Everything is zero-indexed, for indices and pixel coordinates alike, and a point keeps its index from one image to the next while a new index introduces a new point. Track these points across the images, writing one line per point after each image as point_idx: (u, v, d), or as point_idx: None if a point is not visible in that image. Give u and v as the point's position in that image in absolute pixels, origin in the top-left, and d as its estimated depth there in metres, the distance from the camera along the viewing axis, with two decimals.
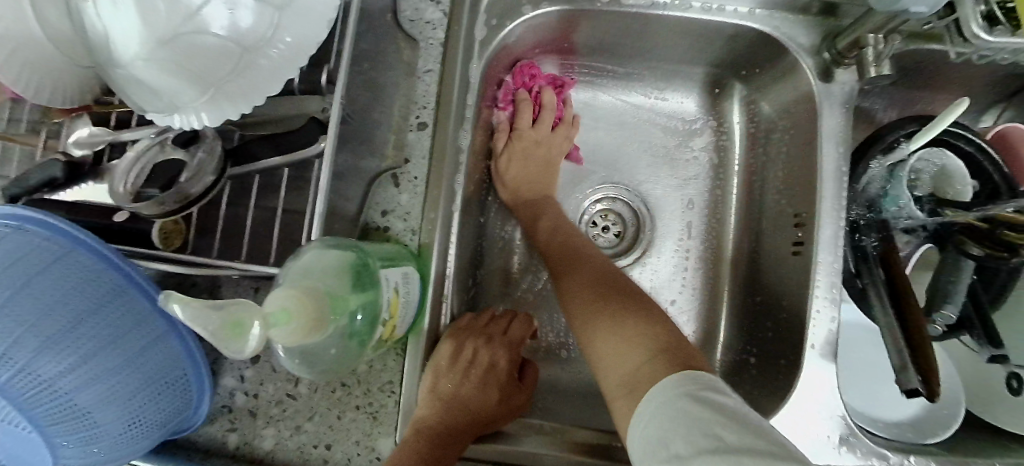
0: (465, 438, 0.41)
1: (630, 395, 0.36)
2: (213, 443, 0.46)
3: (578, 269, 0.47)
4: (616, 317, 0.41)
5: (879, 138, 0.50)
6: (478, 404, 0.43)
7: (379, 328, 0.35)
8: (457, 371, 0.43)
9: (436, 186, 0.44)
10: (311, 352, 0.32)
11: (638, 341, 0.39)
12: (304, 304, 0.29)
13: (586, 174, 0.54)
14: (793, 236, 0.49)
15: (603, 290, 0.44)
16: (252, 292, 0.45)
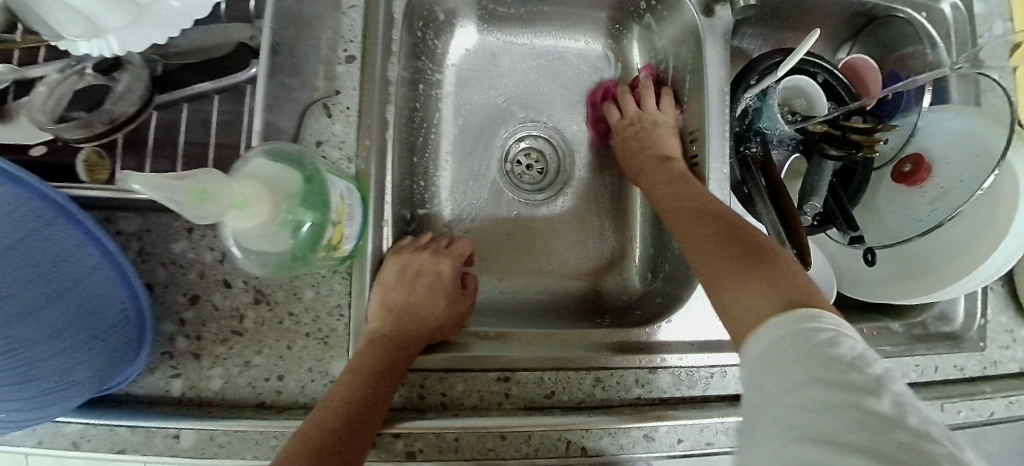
0: (415, 347, 0.46)
1: (765, 294, 0.38)
2: (154, 394, 0.45)
3: (698, 234, 0.45)
4: (753, 259, 0.41)
5: (748, 72, 0.59)
6: (427, 311, 0.47)
7: (330, 231, 0.37)
8: (405, 284, 0.47)
9: (368, 117, 0.47)
10: (264, 247, 0.34)
11: (761, 281, 0.39)
12: (254, 192, 0.31)
13: (648, 139, 0.56)
14: (691, 152, 0.56)
15: (750, 264, 0.41)
16: (185, 232, 0.46)
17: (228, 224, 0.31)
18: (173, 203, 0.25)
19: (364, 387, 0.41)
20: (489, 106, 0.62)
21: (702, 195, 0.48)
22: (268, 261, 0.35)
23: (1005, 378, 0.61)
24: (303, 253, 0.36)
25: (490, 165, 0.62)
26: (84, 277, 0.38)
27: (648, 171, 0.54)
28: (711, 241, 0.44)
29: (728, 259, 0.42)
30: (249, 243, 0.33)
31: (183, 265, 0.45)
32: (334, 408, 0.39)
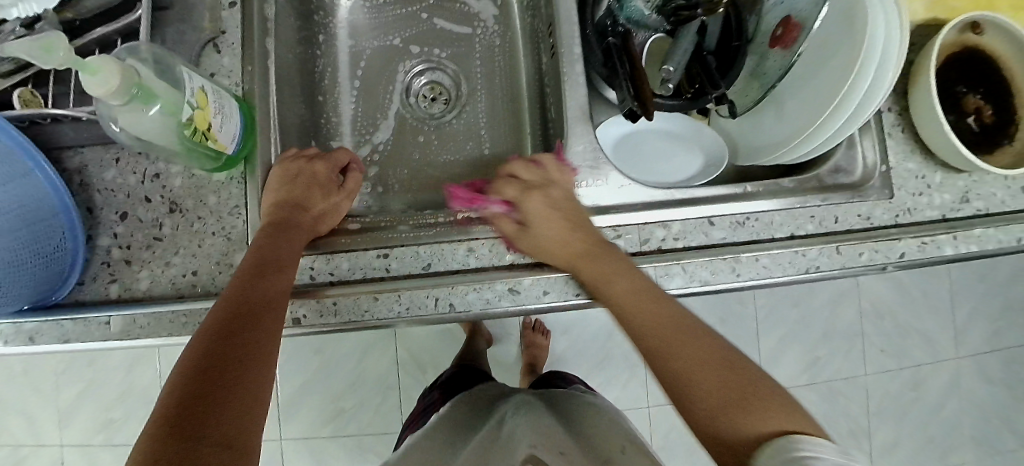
0: (305, 233, 0.51)
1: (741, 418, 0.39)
2: (97, 296, 0.54)
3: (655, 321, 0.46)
4: (685, 362, 0.43)
5: None
6: (307, 204, 0.52)
7: (192, 112, 0.45)
8: (286, 184, 0.53)
9: (251, 49, 0.55)
10: (132, 119, 0.44)
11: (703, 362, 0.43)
12: (107, 62, 0.40)
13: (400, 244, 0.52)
14: (551, 44, 0.61)
15: (689, 353, 0.43)
16: (114, 162, 0.55)
17: (90, 90, 0.40)
18: (30, 57, 0.36)
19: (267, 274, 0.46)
20: (385, 49, 0.69)
21: (584, 230, 0.51)
22: (145, 131, 0.45)
23: (921, 225, 0.60)
24: (168, 129, 0.45)
25: (392, 98, 0.69)
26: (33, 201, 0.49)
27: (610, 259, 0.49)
28: (701, 334, 0.44)
29: (657, 352, 0.44)
30: (122, 116, 0.44)
31: (113, 188, 0.55)
32: (235, 287, 0.44)
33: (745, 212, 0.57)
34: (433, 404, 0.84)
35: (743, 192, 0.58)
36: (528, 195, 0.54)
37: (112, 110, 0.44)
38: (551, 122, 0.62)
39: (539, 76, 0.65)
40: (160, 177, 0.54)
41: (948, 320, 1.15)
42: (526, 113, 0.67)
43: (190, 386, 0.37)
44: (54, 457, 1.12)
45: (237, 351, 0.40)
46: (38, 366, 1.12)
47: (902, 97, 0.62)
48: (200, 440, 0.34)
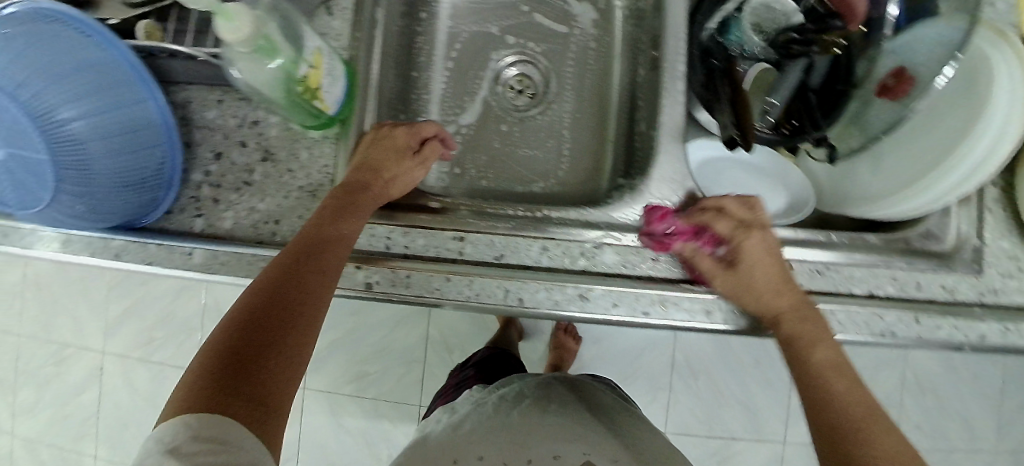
0: (376, 197, 0.52)
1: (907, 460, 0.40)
2: (183, 227, 0.56)
3: (831, 371, 0.45)
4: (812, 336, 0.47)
5: None
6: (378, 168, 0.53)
7: (305, 71, 0.46)
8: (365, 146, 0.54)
9: (361, 15, 0.56)
10: (249, 66, 0.45)
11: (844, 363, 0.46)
12: (238, 8, 0.41)
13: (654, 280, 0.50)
14: (654, 58, 0.60)
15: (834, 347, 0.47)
16: (216, 103, 0.57)
17: (220, 32, 0.41)
18: None
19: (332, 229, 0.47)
20: (483, 35, 0.69)
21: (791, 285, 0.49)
22: (259, 81, 0.46)
23: (1007, 308, 0.57)
24: (280, 83, 0.46)
25: (481, 84, 0.69)
26: (137, 121, 0.51)
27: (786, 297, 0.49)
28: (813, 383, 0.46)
29: (854, 428, 0.42)
30: (239, 62, 0.44)
31: (212, 128, 0.57)
32: (300, 239, 0.46)
33: (822, 261, 0.56)
34: (472, 379, 0.88)
35: (825, 241, 0.57)
36: (745, 234, 0.50)
37: (234, 58, 0.45)
38: (638, 136, 0.62)
39: (632, 87, 0.65)
40: (258, 125, 0.56)
41: (994, 405, 1.09)
42: (613, 122, 0.66)
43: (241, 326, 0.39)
44: (93, 365, 1.19)
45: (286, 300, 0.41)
46: (91, 279, 1.18)
47: (1011, 172, 0.59)
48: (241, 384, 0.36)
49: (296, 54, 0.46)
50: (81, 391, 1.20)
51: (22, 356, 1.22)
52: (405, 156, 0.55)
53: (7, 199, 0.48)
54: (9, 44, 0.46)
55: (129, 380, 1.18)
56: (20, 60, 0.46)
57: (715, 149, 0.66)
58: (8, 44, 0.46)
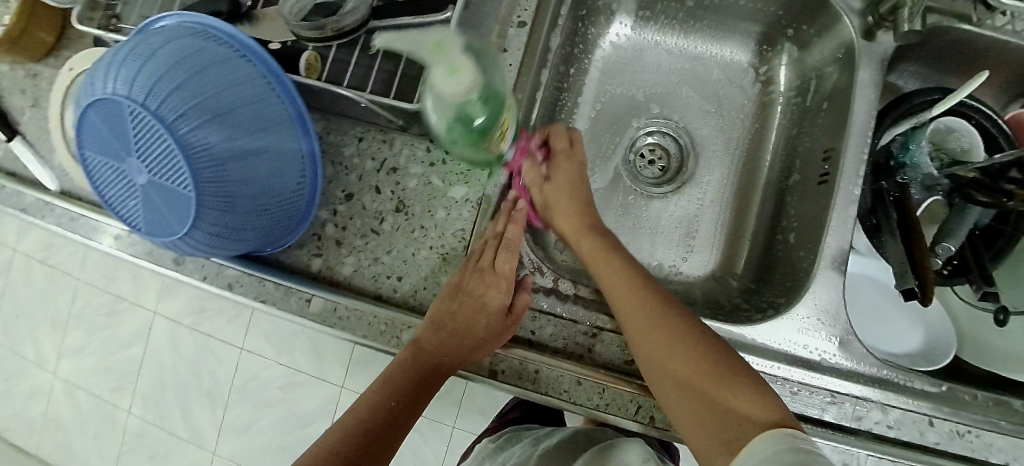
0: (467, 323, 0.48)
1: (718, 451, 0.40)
2: (300, 264, 0.54)
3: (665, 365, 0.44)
4: (709, 371, 0.43)
5: (907, 100, 0.57)
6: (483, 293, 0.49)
7: (496, 129, 0.46)
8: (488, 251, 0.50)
9: (525, 76, 0.53)
10: (446, 121, 0.44)
11: (725, 382, 0.42)
12: (461, 62, 0.42)
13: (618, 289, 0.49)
14: (821, 169, 0.56)
15: (704, 370, 0.43)
16: (357, 141, 0.54)
17: (437, 85, 0.42)
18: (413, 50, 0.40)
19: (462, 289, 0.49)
20: (627, 99, 0.65)
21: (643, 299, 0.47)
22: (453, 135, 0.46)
23: None
24: (476, 136, 0.45)
25: (615, 150, 0.65)
26: (285, 160, 0.48)
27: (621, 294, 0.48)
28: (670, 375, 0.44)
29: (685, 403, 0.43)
30: (437, 114, 0.44)
31: (348, 166, 0.54)
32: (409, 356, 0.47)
33: (966, 424, 0.52)
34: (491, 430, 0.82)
35: (968, 399, 0.53)
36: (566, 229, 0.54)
37: (436, 109, 0.44)
38: (784, 244, 0.58)
39: (781, 189, 0.61)
40: (397, 173, 0.53)
41: None
42: (751, 218, 0.62)
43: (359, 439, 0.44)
44: (145, 321, 1.21)
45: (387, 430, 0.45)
46: None
47: None
48: None
49: (494, 114, 0.45)
50: (128, 344, 1.22)
51: (79, 298, 1.24)
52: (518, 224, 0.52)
53: (142, 221, 0.46)
54: (176, 68, 0.43)
55: (176, 344, 1.19)
56: (187, 89, 0.42)
57: (863, 265, 0.62)
58: (175, 68, 0.43)
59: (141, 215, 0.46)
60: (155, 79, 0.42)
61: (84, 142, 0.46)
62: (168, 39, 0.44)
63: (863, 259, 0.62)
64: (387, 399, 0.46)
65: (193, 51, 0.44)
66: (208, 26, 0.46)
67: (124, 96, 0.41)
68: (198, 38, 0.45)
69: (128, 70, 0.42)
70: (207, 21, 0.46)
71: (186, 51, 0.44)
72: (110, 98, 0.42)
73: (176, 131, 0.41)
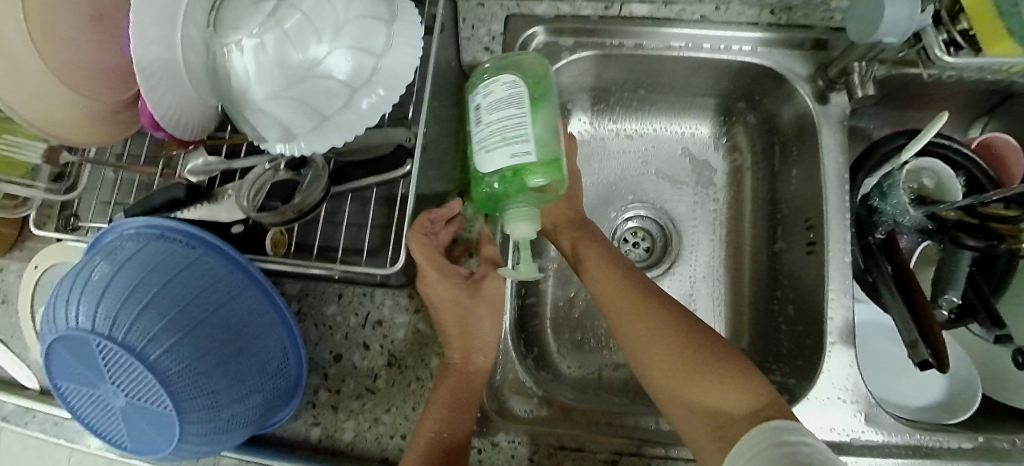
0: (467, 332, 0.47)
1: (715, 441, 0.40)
2: (298, 437, 0.51)
3: (646, 331, 0.46)
4: (726, 380, 0.41)
5: (874, 151, 0.58)
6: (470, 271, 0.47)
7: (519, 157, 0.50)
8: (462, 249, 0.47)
9: None
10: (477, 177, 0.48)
11: (742, 401, 0.40)
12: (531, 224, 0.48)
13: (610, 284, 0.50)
14: (806, 236, 0.55)
15: (722, 377, 0.42)
16: (336, 298, 0.53)
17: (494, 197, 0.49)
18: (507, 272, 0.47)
19: (457, 405, 0.44)
20: (599, 189, 0.65)
21: (630, 278, 0.49)
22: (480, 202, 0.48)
23: None
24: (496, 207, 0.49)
25: None
26: (268, 347, 0.45)
27: (607, 296, 0.49)
28: (649, 360, 0.45)
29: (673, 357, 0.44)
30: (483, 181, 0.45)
31: (331, 327, 0.52)
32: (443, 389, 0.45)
33: None
34: None
35: (1008, 447, 0.51)
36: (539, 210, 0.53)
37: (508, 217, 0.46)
38: (787, 313, 0.57)
39: (770, 255, 0.60)
40: (383, 325, 0.51)
41: None
42: (747, 286, 0.61)
43: None
44: None
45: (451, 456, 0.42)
46: None
47: None
48: None
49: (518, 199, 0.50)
50: None
51: None
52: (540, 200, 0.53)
53: (127, 439, 0.44)
54: (139, 285, 0.40)
55: None
56: (153, 307, 0.39)
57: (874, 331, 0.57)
58: (138, 286, 0.40)
59: (125, 433, 0.44)
60: (117, 305, 0.38)
61: (53, 367, 0.43)
62: (129, 252, 0.42)
63: (867, 306, 0.61)
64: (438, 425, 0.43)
65: (157, 259, 0.42)
66: (168, 227, 0.45)
67: (86, 330, 0.38)
68: (162, 242, 0.44)
69: (86, 299, 0.39)
70: (166, 223, 0.45)
71: (149, 262, 0.42)
72: (72, 333, 0.39)
73: (147, 360, 0.37)
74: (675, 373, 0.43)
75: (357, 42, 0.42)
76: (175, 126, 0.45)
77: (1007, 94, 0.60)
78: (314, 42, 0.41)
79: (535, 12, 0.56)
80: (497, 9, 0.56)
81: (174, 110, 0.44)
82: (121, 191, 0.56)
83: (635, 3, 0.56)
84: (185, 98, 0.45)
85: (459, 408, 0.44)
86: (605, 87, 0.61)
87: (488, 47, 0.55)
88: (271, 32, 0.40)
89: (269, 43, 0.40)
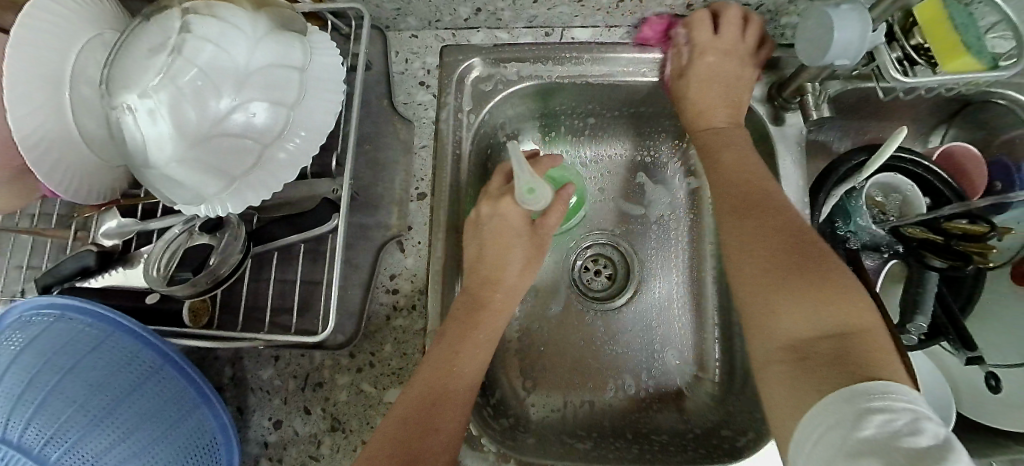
0: (495, 312, 0.46)
1: (786, 366, 0.35)
2: None
3: (762, 251, 0.39)
4: (864, 361, 0.32)
5: (833, 169, 0.54)
6: (491, 331, 0.46)
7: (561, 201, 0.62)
8: (489, 279, 0.47)
9: (437, 249, 0.48)
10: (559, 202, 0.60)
11: (825, 314, 0.35)
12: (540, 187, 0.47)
13: (733, 186, 0.44)
14: None
15: (833, 314, 0.35)
16: (272, 361, 0.49)
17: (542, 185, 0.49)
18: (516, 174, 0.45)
19: (462, 348, 0.44)
20: None
21: (765, 202, 0.42)
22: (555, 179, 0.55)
23: None
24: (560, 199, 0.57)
25: (559, 275, 0.61)
26: (191, 428, 0.42)
27: (731, 165, 0.46)
28: (742, 248, 0.41)
29: (753, 282, 0.39)
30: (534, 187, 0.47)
31: (270, 390, 0.49)
32: (451, 328, 0.44)
33: None
34: None
35: None
36: (704, 50, 0.49)
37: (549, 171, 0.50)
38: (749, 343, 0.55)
39: None
40: (325, 387, 0.48)
41: None
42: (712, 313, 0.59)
43: (409, 417, 0.40)
44: None
45: (439, 400, 0.41)
46: None
47: None
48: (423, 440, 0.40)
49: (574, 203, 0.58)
50: None
51: None
52: (702, 50, 0.49)
53: None
54: (34, 378, 0.36)
55: None
56: (47, 405, 0.36)
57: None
58: (33, 379, 0.36)
59: None
60: (10, 404, 0.35)
61: None
62: (18, 337, 0.37)
63: None
64: (443, 364, 0.43)
65: (52, 345, 0.38)
66: (55, 301, 0.38)
67: None
68: (54, 322, 0.38)
69: None
70: (51, 298, 0.38)
71: (43, 348, 0.37)
72: None
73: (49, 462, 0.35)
74: (778, 297, 0.37)
75: (265, 94, 0.40)
76: (74, 189, 0.42)
77: (965, 101, 0.58)
78: (215, 98, 0.38)
79: (470, 42, 0.53)
80: (431, 40, 0.54)
81: (70, 178, 0.41)
82: (30, 257, 0.51)
83: (576, 28, 0.54)
84: (81, 163, 0.41)
85: (450, 380, 0.42)
86: (553, 114, 0.59)
87: (423, 82, 0.52)
88: (166, 90, 0.37)
89: (163, 104, 0.37)
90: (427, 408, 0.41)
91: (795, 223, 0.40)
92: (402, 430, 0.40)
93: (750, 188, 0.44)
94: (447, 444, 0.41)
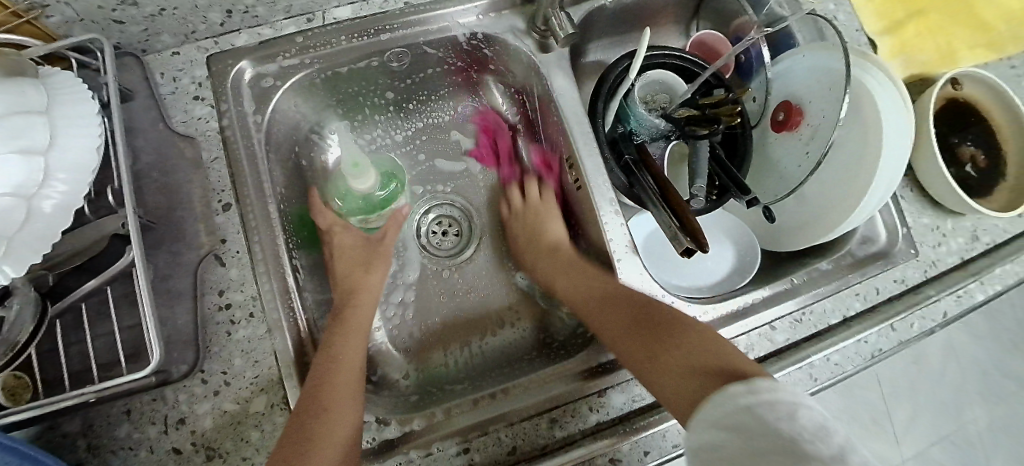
0: (361, 307, 0.53)
1: (682, 402, 0.41)
2: None
3: (613, 313, 0.49)
4: (725, 374, 0.40)
5: (605, 78, 0.61)
6: (364, 319, 0.52)
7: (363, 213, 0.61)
8: (357, 269, 0.56)
9: (258, 253, 0.49)
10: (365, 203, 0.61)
11: (689, 365, 0.43)
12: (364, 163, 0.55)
13: (567, 285, 0.55)
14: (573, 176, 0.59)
15: (701, 361, 0.42)
16: (125, 415, 0.46)
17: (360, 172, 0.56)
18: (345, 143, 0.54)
19: (340, 337, 0.49)
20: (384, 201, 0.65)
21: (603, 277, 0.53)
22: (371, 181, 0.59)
23: (947, 277, 0.63)
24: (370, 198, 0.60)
25: (406, 244, 0.64)
26: None
27: (567, 283, 0.56)
28: (604, 330, 0.50)
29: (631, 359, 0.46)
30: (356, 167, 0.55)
31: (132, 446, 0.45)
32: (331, 326, 0.50)
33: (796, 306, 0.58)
34: None
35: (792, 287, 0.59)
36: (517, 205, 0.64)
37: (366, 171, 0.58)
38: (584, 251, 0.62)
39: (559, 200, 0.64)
40: (190, 420, 0.46)
41: None
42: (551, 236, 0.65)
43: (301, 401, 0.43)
44: None
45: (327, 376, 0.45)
46: None
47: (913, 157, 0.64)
48: (319, 415, 0.42)
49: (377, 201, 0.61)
50: None
51: None
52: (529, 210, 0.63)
53: None
54: None
55: None
56: None
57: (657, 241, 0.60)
58: None
59: None
60: None
61: None
62: None
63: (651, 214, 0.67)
64: (328, 348, 0.47)
65: None
66: None
67: None
68: None
69: None
70: None
71: None
72: None
73: None
74: (659, 366, 0.44)
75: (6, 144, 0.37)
76: None
77: None
78: None
79: (235, 44, 0.54)
80: (195, 52, 0.54)
81: None
82: None
83: (336, 9, 0.57)
84: None
85: (333, 361, 0.46)
86: (348, 98, 0.61)
87: (196, 95, 0.52)
88: None
89: None
90: (313, 390, 0.44)
91: (635, 297, 0.49)
92: (300, 415, 0.43)
93: (594, 284, 0.53)
94: (343, 416, 0.43)
